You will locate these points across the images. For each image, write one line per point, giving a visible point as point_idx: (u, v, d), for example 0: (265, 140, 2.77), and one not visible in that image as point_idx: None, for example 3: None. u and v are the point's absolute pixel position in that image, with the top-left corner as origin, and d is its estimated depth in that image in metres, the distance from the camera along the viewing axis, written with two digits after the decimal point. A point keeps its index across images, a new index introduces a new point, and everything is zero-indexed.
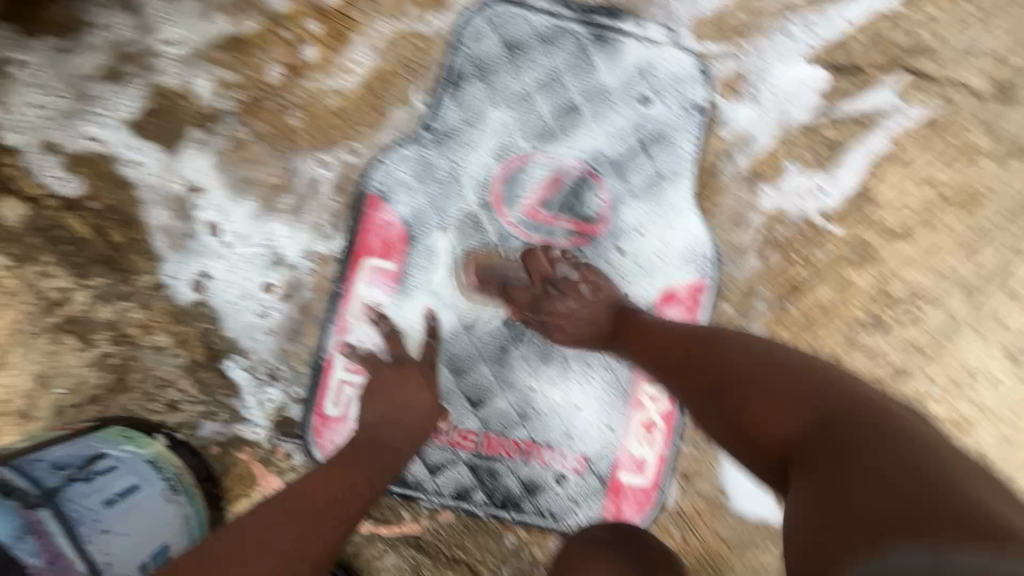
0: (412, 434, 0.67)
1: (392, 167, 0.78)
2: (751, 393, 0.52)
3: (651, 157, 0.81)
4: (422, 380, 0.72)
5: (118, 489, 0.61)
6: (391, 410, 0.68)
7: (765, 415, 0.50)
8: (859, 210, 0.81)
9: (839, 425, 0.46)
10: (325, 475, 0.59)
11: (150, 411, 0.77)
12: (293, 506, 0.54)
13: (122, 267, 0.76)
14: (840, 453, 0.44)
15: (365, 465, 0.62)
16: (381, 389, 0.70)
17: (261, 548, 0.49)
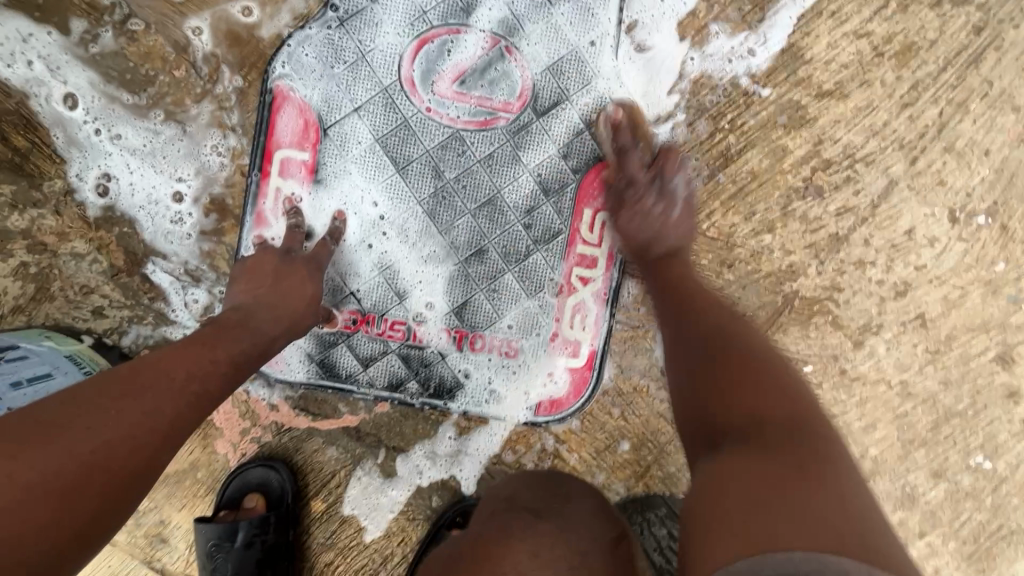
0: (283, 326, 0.66)
1: (298, 50, 0.76)
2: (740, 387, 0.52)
3: (568, 24, 0.78)
4: (303, 278, 0.71)
5: (29, 374, 0.62)
6: (267, 301, 0.66)
7: (741, 402, 0.51)
8: (789, 70, 0.78)
9: (791, 443, 0.47)
10: (188, 351, 0.56)
11: (76, 319, 0.77)
12: (143, 379, 0.52)
13: (30, 173, 0.75)
14: (804, 472, 0.44)
15: (227, 345, 0.60)
16: (259, 271, 0.70)
17: (105, 415, 0.48)
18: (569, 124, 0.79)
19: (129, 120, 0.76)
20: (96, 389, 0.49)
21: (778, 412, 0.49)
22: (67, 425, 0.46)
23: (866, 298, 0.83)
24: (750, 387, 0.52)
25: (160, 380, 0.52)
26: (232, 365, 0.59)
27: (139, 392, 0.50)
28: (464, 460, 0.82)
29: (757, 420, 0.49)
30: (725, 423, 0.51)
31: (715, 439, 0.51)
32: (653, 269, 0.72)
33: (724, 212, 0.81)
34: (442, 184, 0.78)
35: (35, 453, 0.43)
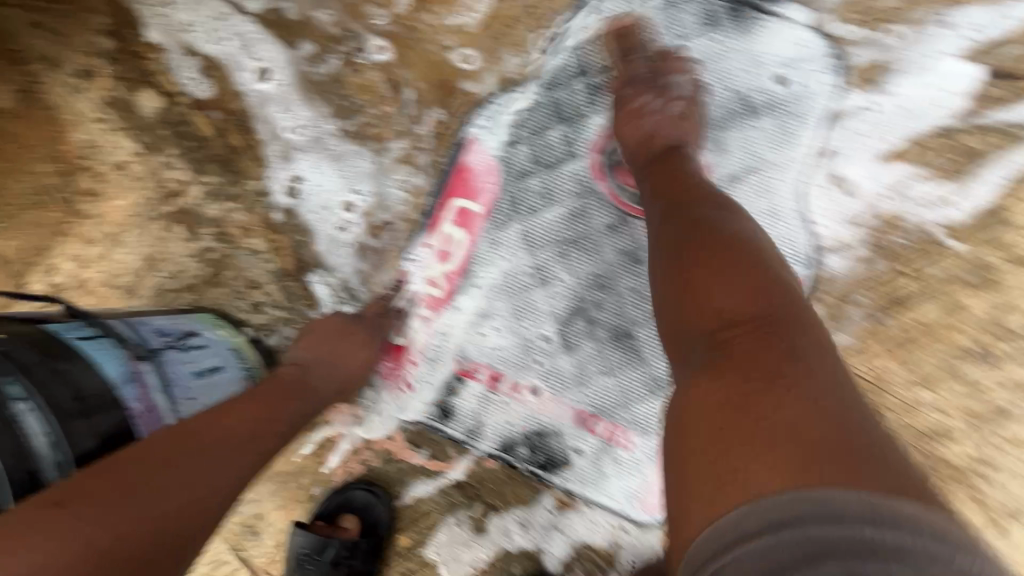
0: (336, 385, 0.73)
1: (498, 111, 0.80)
2: (717, 277, 0.51)
3: (763, 139, 0.77)
4: (363, 341, 0.76)
5: (207, 365, 0.66)
6: (324, 363, 0.72)
7: (716, 297, 0.50)
8: (988, 228, 0.74)
9: (767, 348, 0.46)
10: (254, 407, 0.62)
11: (236, 309, 0.82)
12: (214, 437, 0.56)
13: (235, 170, 0.82)
14: (771, 377, 0.44)
15: (288, 404, 0.65)
16: (323, 335, 0.74)
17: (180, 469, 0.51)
18: None
19: (333, 141, 0.82)
20: (176, 445, 0.53)
21: (739, 310, 0.49)
22: (148, 481, 0.49)
23: (1019, 482, 0.76)
24: (708, 275, 0.51)
25: (226, 437, 0.57)
26: (287, 425, 0.64)
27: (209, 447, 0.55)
28: (556, 536, 0.81)
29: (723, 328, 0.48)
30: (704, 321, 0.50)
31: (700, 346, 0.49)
32: (657, 165, 0.67)
33: (884, 356, 0.77)
34: (602, 261, 0.79)
35: (129, 503, 0.47)
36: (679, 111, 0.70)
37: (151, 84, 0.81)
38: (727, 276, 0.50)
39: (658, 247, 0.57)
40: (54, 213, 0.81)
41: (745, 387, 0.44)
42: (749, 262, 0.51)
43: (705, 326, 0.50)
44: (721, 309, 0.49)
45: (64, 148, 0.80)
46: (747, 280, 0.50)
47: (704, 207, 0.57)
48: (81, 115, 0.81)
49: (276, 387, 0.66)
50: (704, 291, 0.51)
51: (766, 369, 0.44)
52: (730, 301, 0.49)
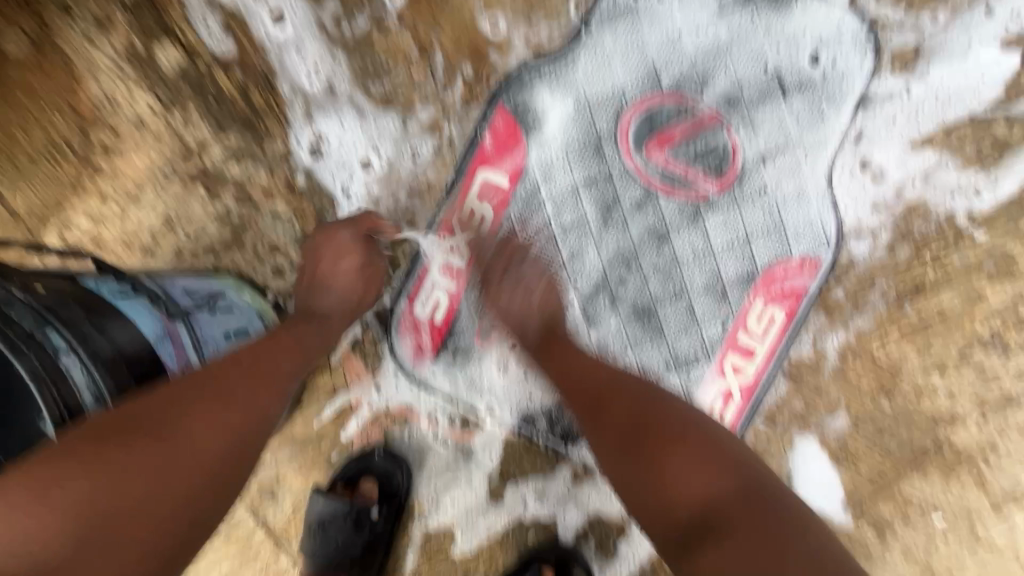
0: (343, 314, 0.72)
1: (530, 80, 0.78)
2: (681, 454, 0.56)
3: (796, 119, 0.77)
4: (358, 267, 0.73)
5: (235, 328, 0.66)
6: (326, 296, 0.71)
7: (687, 489, 0.54)
8: (1010, 219, 0.75)
9: (750, 512, 0.52)
10: (254, 357, 0.59)
11: (257, 273, 0.81)
12: (212, 374, 0.55)
13: (258, 130, 0.80)
14: (763, 544, 0.49)
15: (290, 333, 0.64)
16: (322, 270, 0.72)
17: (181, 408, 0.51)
18: (768, 214, 0.78)
19: (359, 103, 0.79)
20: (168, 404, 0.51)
21: (727, 498, 0.53)
22: (154, 425, 0.49)
23: (1018, 466, 0.79)
24: (682, 462, 0.55)
25: (225, 374, 0.55)
26: (294, 347, 0.63)
27: (216, 380, 0.54)
28: (571, 506, 0.82)
29: (704, 514, 0.53)
30: (678, 513, 0.54)
31: (684, 537, 0.53)
32: (544, 354, 0.70)
33: (900, 341, 0.79)
34: (627, 238, 0.80)
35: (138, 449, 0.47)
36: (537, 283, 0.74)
37: (171, 37, 0.78)
38: (685, 454, 0.56)
39: (590, 425, 0.62)
40: (68, 168, 0.80)
41: (743, 556, 0.49)
42: (691, 434, 0.58)
43: (682, 517, 0.54)
44: (706, 496, 0.53)
45: (80, 99, 0.78)
46: (705, 456, 0.56)
47: (644, 391, 0.63)
48: (99, 67, 0.78)
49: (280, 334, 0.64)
50: (670, 472, 0.55)
51: (759, 539, 0.50)
52: (718, 485, 0.54)
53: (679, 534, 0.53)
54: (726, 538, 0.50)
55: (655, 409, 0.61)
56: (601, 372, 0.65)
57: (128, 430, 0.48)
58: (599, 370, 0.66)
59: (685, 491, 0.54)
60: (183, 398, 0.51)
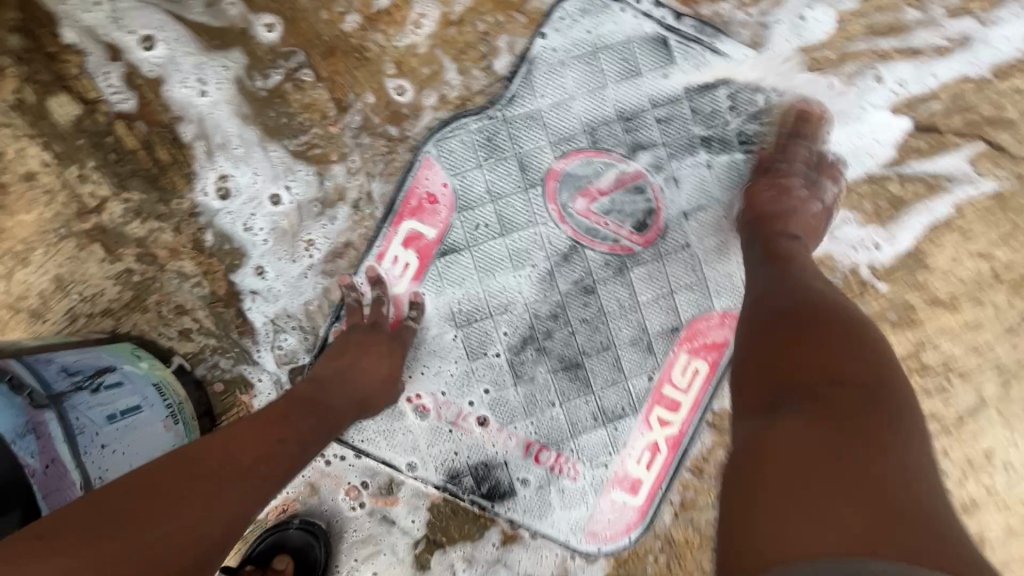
0: (355, 400, 0.69)
1: (453, 135, 0.78)
2: (825, 347, 0.52)
3: (712, 178, 0.79)
4: (382, 353, 0.73)
5: (122, 406, 0.61)
6: (341, 374, 0.70)
7: (815, 359, 0.51)
8: (908, 271, 0.79)
9: (868, 402, 0.47)
10: (263, 433, 0.59)
11: (161, 336, 0.77)
12: (215, 461, 0.54)
13: (162, 187, 0.76)
14: (850, 436, 0.44)
15: (302, 421, 0.63)
16: (344, 349, 0.73)
17: (178, 496, 0.50)
18: (688, 267, 0.80)
19: (273, 160, 0.77)
20: (162, 480, 0.51)
21: (853, 370, 0.49)
22: (138, 516, 0.48)
23: None
24: (817, 347, 0.52)
25: (228, 467, 0.54)
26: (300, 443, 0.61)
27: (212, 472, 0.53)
28: (501, 571, 0.79)
29: (822, 376, 0.49)
30: (820, 380, 0.49)
31: (780, 394, 0.50)
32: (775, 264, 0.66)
33: None
34: (553, 291, 0.78)
35: (111, 542, 0.45)
36: (340, 362, 0.71)
37: (65, 88, 0.73)
38: (814, 343, 0.52)
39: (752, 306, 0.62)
40: None
41: (889, 459, 0.43)
42: (829, 324, 0.54)
43: (802, 374, 0.51)
44: (830, 371, 0.50)
45: None
46: (828, 340, 0.52)
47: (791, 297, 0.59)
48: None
49: (292, 405, 0.64)
50: (794, 351, 0.53)
51: (858, 421, 0.45)
52: (838, 365, 0.50)
53: (780, 390, 0.51)
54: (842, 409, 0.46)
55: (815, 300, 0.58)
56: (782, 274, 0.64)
57: (116, 518, 0.47)
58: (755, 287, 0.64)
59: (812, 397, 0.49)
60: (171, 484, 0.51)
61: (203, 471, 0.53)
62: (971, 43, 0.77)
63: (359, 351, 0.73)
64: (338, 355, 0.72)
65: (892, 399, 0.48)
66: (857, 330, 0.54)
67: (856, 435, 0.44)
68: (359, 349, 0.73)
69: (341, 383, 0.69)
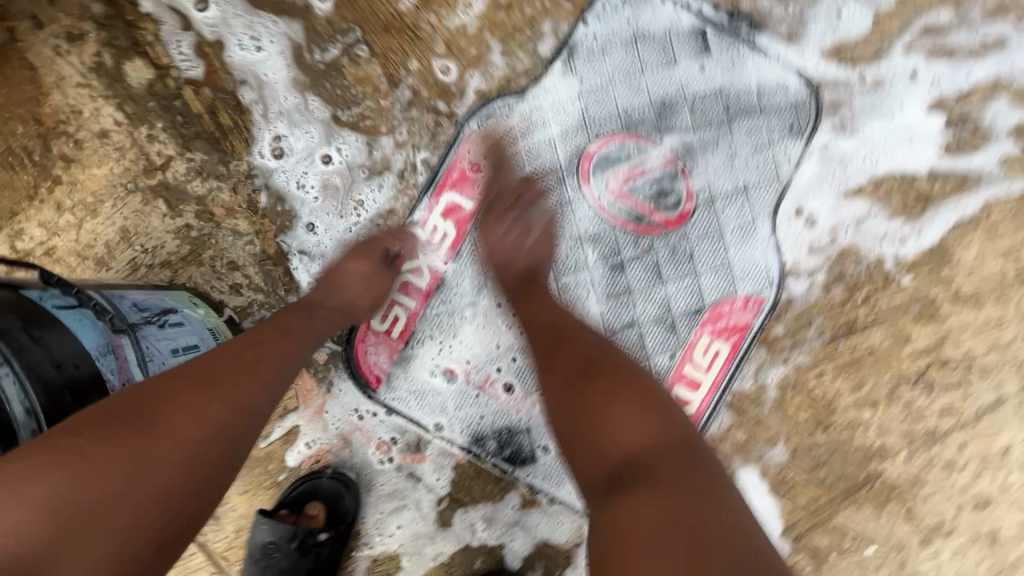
0: (340, 314, 0.72)
1: (496, 114, 0.81)
2: (619, 403, 0.59)
3: (743, 165, 0.82)
4: (370, 268, 0.75)
5: (184, 343, 0.67)
6: (327, 291, 0.72)
7: (628, 429, 0.57)
8: (933, 266, 0.81)
9: (676, 459, 0.55)
10: (261, 343, 0.61)
11: (214, 289, 0.82)
12: (215, 368, 0.56)
13: (223, 149, 0.81)
14: (667, 504, 0.50)
15: (291, 330, 0.65)
16: (335, 268, 0.74)
17: (183, 401, 0.53)
18: (715, 251, 0.82)
19: (326, 129, 0.82)
20: (164, 390, 0.53)
21: (649, 434, 0.57)
22: (147, 425, 0.51)
23: (946, 500, 0.82)
24: (622, 411, 0.58)
25: (233, 370, 0.57)
26: (296, 347, 0.64)
27: (212, 378, 0.56)
28: (518, 533, 0.83)
29: (637, 456, 0.55)
30: (613, 452, 0.56)
31: (612, 474, 0.55)
32: (522, 293, 0.75)
33: (835, 377, 0.83)
34: (584, 270, 0.83)
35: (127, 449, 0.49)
36: (331, 278, 0.73)
37: (140, 53, 0.79)
38: (620, 403, 0.59)
39: (555, 371, 0.65)
40: (25, 176, 0.80)
41: (681, 503, 0.50)
42: (630, 381, 0.62)
43: (616, 458, 0.56)
44: (641, 441, 0.56)
45: (45, 111, 0.79)
46: (622, 395, 0.60)
47: (593, 355, 0.65)
48: (66, 79, 0.79)
49: (283, 319, 0.66)
50: (609, 423, 0.58)
51: (681, 481, 0.52)
52: (653, 430, 0.57)
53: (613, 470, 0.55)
54: (659, 476, 0.53)
55: (613, 364, 0.64)
56: (562, 322, 0.71)
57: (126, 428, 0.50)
58: (547, 321, 0.71)
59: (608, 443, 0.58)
60: (176, 395, 0.53)
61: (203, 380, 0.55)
62: (1009, 45, 0.79)
63: (345, 268, 0.74)
64: (328, 272, 0.74)
65: (687, 440, 0.58)
66: (635, 379, 0.62)
67: (685, 503, 0.50)
68: (365, 271, 0.75)
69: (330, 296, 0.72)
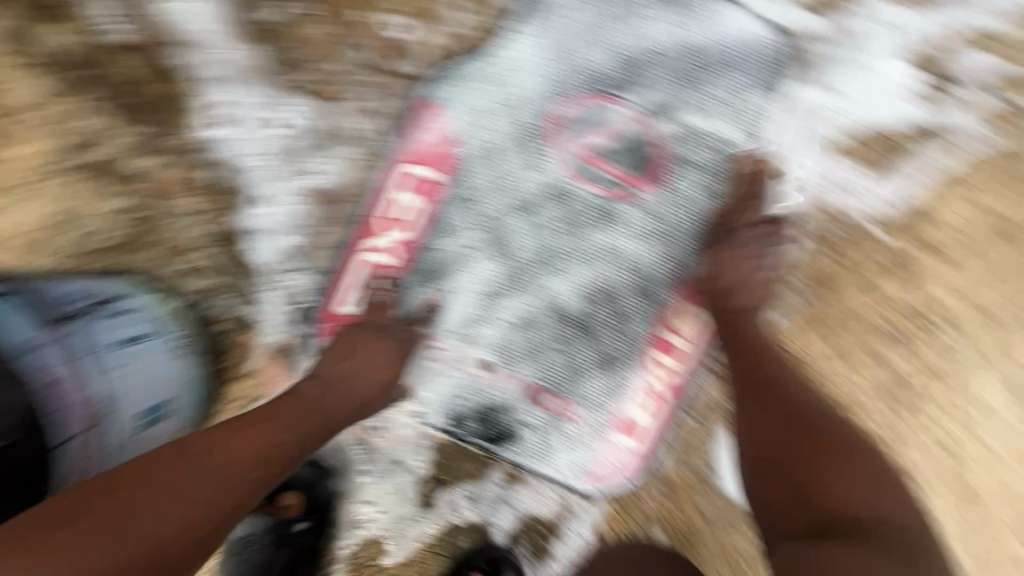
0: (350, 406, 0.69)
1: (456, 80, 0.77)
2: (826, 464, 0.61)
3: (717, 123, 0.79)
4: (389, 360, 0.73)
5: (132, 332, 0.63)
6: (343, 380, 0.70)
7: (842, 488, 0.59)
8: (914, 222, 0.78)
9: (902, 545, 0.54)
10: (268, 435, 0.60)
11: (167, 275, 0.76)
12: (221, 459, 0.55)
13: (163, 122, 0.75)
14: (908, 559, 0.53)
15: (293, 421, 0.63)
16: (352, 345, 0.73)
17: (184, 490, 0.52)
18: (691, 214, 0.79)
19: (277, 98, 0.76)
20: (175, 470, 0.53)
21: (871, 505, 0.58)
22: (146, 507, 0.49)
23: (927, 461, 0.80)
24: (839, 463, 0.61)
25: (231, 464, 0.56)
26: (295, 446, 0.62)
27: (211, 470, 0.54)
28: (502, 509, 0.82)
29: (833, 512, 0.58)
30: (823, 508, 0.58)
31: (818, 529, 0.57)
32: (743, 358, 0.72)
33: (814, 338, 0.81)
34: (556, 239, 0.78)
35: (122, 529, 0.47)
36: (348, 364, 0.71)
37: (63, 18, 0.72)
38: (853, 463, 0.62)
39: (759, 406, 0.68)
40: None
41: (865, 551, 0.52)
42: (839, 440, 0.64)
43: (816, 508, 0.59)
44: (843, 502, 0.58)
45: None
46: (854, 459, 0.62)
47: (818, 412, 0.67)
48: None
49: (292, 405, 0.65)
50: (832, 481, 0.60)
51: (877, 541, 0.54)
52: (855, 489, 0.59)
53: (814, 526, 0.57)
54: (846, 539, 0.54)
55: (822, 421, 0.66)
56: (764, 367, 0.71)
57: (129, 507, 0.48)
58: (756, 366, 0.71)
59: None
60: (175, 479, 0.52)
61: (206, 468, 0.54)
62: None
63: (367, 348, 0.73)
64: (350, 356, 0.72)
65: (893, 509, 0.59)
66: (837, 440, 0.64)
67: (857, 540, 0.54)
68: (370, 348, 0.73)
69: (349, 385, 0.70)
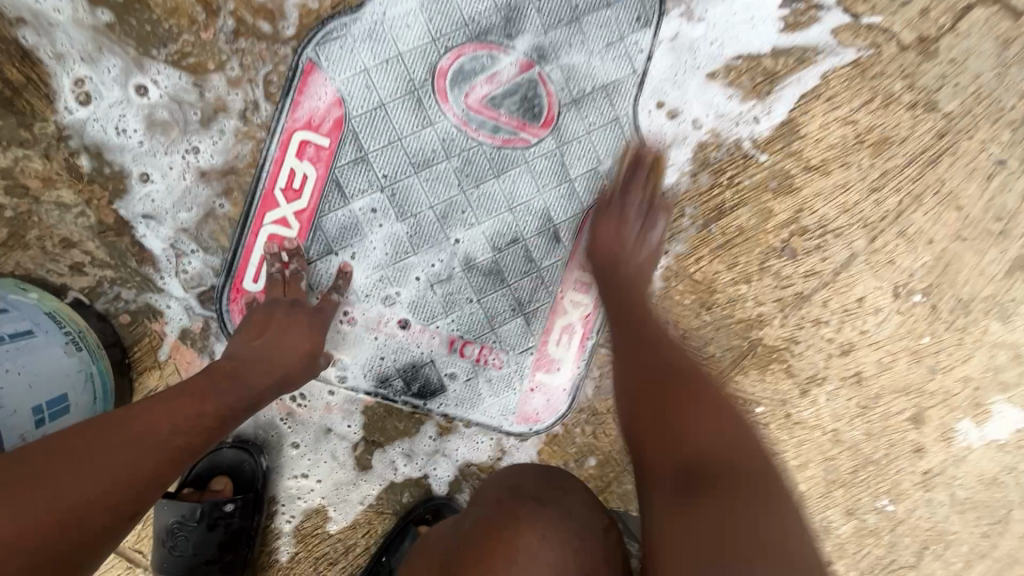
0: (276, 376, 0.66)
1: (335, 38, 0.75)
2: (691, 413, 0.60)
3: (599, 64, 0.82)
4: (308, 331, 0.71)
5: (11, 330, 0.59)
6: (265, 352, 0.67)
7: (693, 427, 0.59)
8: (785, 140, 0.86)
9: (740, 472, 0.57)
10: (190, 405, 0.57)
11: (50, 273, 0.73)
12: (136, 428, 0.51)
13: (20, 111, 0.71)
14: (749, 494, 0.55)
15: (215, 391, 0.60)
16: (267, 322, 0.70)
17: (96, 459, 0.47)
18: (586, 155, 0.83)
19: (143, 73, 0.72)
20: (84, 441, 0.48)
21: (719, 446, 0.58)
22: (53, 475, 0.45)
23: (816, 352, 0.91)
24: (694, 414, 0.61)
25: (152, 435, 0.52)
26: (219, 417, 0.58)
27: (127, 441, 0.50)
28: (440, 460, 0.85)
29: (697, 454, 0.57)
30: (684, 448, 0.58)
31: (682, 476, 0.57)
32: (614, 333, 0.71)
33: (711, 259, 0.88)
34: (458, 192, 0.80)
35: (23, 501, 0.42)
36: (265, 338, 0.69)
37: None
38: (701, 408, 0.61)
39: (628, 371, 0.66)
40: None
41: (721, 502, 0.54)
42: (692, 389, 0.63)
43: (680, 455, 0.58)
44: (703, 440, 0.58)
45: None
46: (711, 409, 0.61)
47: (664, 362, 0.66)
48: None
49: (209, 375, 0.62)
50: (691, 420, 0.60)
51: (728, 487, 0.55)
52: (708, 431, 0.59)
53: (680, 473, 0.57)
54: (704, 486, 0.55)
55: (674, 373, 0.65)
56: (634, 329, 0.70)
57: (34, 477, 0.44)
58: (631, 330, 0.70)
59: (571, 515, 0.58)
60: (87, 447, 0.47)
61: (120, 439, 0.50)
62: None
63: (287, 322, 0.71)
64: (265, 331, 0.69)
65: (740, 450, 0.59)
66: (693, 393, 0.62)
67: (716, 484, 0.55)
68: (284, 325, 0.70)
69: (274, 356, 0.67)
